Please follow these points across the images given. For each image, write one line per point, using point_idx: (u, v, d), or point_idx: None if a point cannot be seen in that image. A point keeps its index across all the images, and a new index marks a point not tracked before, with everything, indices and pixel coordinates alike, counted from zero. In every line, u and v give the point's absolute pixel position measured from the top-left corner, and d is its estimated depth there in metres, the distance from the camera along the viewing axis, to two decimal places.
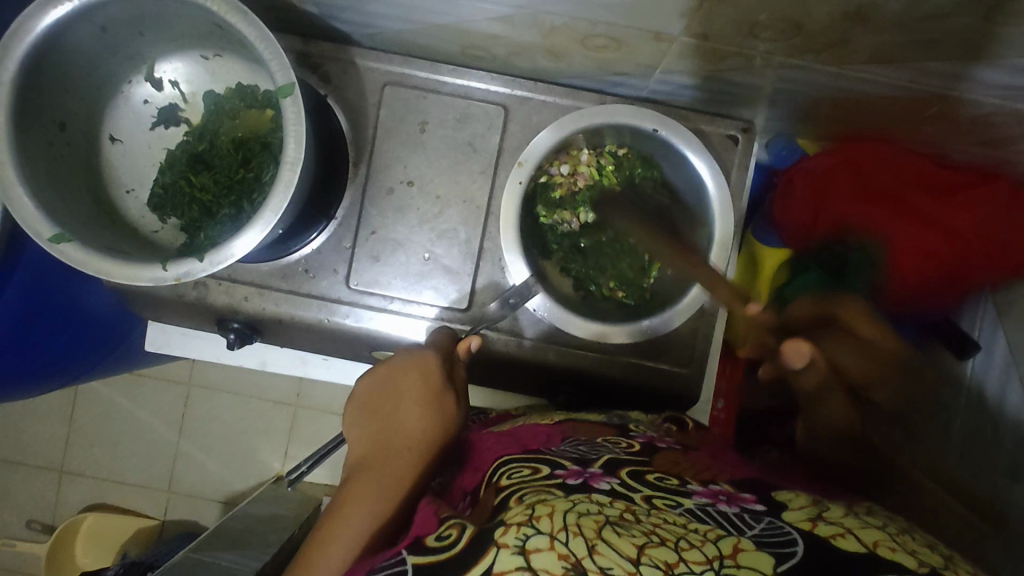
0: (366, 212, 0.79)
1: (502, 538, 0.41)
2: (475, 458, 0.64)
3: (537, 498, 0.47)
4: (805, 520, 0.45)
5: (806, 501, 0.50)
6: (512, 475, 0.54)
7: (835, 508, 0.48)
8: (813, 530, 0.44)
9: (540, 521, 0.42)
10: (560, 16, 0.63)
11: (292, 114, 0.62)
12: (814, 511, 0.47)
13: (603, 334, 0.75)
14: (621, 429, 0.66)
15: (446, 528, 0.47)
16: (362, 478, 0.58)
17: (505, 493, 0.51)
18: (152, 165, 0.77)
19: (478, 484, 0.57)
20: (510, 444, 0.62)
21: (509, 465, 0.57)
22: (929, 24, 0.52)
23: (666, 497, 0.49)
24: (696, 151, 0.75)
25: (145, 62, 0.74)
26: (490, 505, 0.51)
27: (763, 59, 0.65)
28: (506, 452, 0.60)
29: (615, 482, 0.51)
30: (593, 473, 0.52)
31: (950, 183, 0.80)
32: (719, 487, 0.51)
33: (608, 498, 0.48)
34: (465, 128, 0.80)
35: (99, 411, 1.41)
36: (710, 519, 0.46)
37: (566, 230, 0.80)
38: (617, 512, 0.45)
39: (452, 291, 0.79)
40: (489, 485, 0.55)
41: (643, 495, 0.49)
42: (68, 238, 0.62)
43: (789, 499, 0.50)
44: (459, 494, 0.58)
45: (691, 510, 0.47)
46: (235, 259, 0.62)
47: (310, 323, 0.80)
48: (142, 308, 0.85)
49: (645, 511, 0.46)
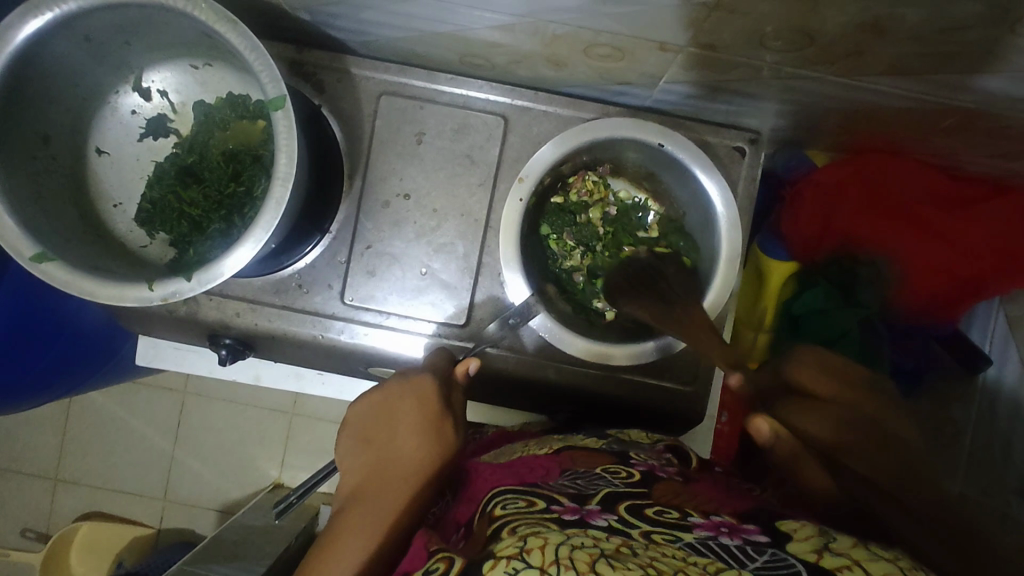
0: (362, 225, 0.77)
1: (490, 573, 0.40)
2: (470, 487, 0.59)
3: (530, 530, 0.45)
4: (811, 551, 0.43)
5: (812, 531, 0.47)
6: (506, 507, 0.52)
7: (842, 539, 0.45)
8: (820, 562, 0.41)
9: (531, 555, 0.40)
10: (562, 25, 0.60)
11: (283, 127, 0.59)
12: (818, 542, 0.45)
13: (605, 354, 0.72)
14: (621, 457, 0.64)
15: (433, 561, 0.46)
16: (356, 507, 0.56)
17: (500, 524, 0.49)
18: (141, 177, 0.74)
19: (473, 516, 0.54)
20: (507, 474, 0.59)
21: (505, 496, 0.54)
22: (948, 36, 0.49)
23: (665, 531, 0.47)
24: (702, 166, 0.72)
25: (133, 71, 0.72)
26: (483, 536, 0.49)
27: (772, 69, 0.62)
28: (501, 484, 0.57)
29: (614, 518, 0.48)
30: (590, 510, 0.50)
31: (962, 196, 0.77)
32: (721, 520, 0.49)
33: (605, 532, 0.45)
34: (463, 139, 0.77)
35: (92, 420, 1.39)
36: (709, 553, 0.43)
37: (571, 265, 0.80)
38: (612, 546, 0.43)
39: (450, 307, 0.77)
40: (483, 517, 0.52)
41: (641, 530, 0.47)
42: (50, 256, 0.60)
43: (794, 529, 0.47)
44: (451, 526, 0.54)
45: (691, 545, 0.44)
46: (225, 277, 0.60)
47: (304, 339, 0.78)
48: (133, 322, 0.83)
49: (642, 545, 0.44)
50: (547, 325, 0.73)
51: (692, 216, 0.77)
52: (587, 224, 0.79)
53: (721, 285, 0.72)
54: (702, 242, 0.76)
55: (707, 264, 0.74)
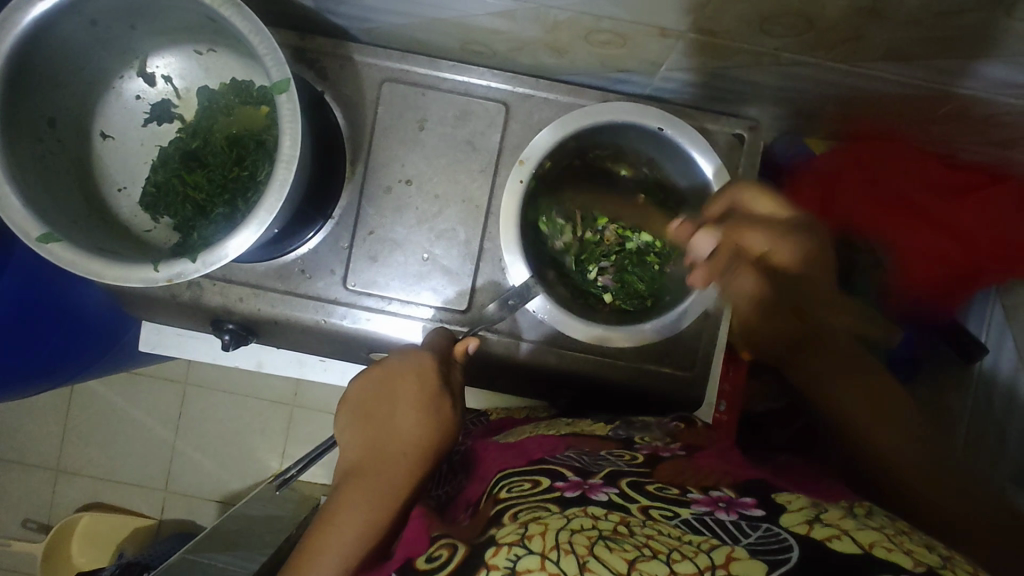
0: (364, 211, 0.78)
1: (493, 560, 0.41)
2: (481, 468, 0.64)
3: (532, 514, 0.46)
4: (801, 523, 0.44)
5: (804, 503, 0.48)
6: (511, 489, 0.53)
7: (833, 510, 0.46)
8: (809, 534, 0.42)
9: (532, 541, 0.42)
10: (563, 11, 0.61)
11: (288, 111, 0.60)
12: (810, 513, 0.45)
13: (605, 337, 0.73)
14: (625, 441, 0.65)
15: (437, 547, 0.48)
16: (354, 483, 0.57)
17: (501, 507, 0.50)
18: (146, 162, 0.75)
19: (480, 496, 0.57)
20: (515, 455, 0.61)
21: (510, 479, 0.56)
22: (945, 20, 0.50)
23: (665, 506, 0.47)
24: (702, 151, 0.73)
25: (138, 56, 0.72)
26: (486, 516, 0.51)
27: (771, 55, 0.63)
28: (508, 465, 0.59)
29: (613, 492, 0.50)
30: (593, 484, 0.51)
31: (955, 185, 0.79)
32: (719, 494, 0.49)
33: (604, 510, 0.46)
34: (465, 125, 0.78)
35: (94, 410, 1.40)
36: (706, 529, 0.44)
37: (562, 242, 0.80)
38: (611, 526, 0.44)
39: (450, 292, 0.78)
40: (488, 497, 0.55)
41: (639, 506, 0.47)
42: (57, 237, 0.60)
43: (788, 501, 0.48)
44: (461, 506, 0.58)
45: (687, 521, 0.45)
46: (229, 259, 0.61)
47: (307, 325, 0.78)
48: (136, 308, 0.84)
49: (640, 522, 0.45)
50: (548, 307, 0.74)
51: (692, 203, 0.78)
52: (582, 199, 0.80)
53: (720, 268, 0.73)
54: None
55: None
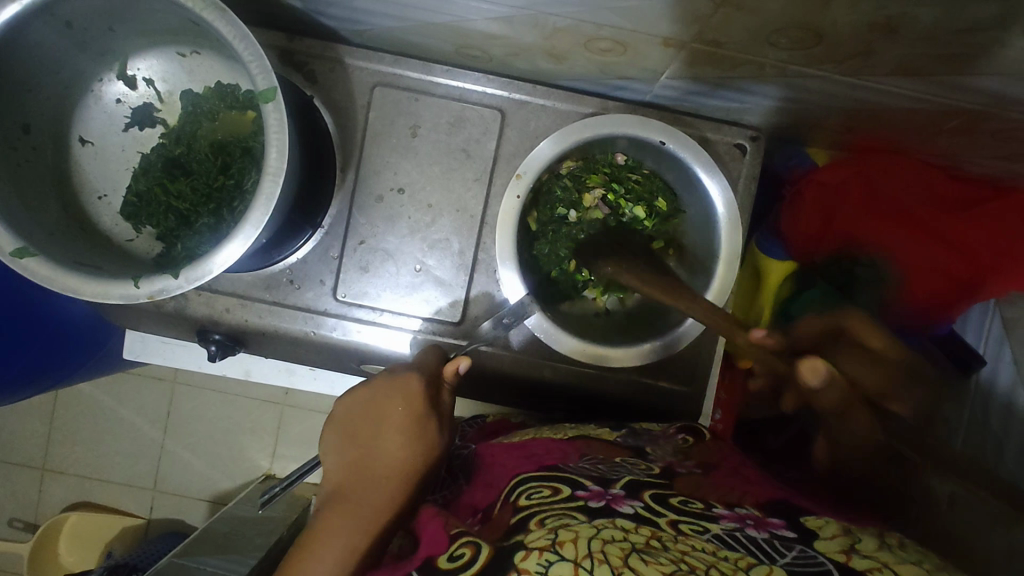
0: (355, 220, 0.75)
1: (523, 564, 0.39)
2: (484, 472, 0.62)
3: (559, 522, 0.44)
4: (839, 552, 0.42)
5: (836, 529, 0.46)
6: (530, 495, 0.51)
7: (867, 539, 0.45)
8: (850, 563, 0.41)
9: (564, 547, 0.39)
10: (564, 18, 0.58)
11: (274, 121, 0.57)
12: (847, 542, 0.44)
13: (599, 355, 0.71)
14: (637, 453, 0.62)
15: (458, 546, 0.46)
16: (337, 509, 0.55)
17: (523, 513, 0.48)
18: (127, 169, 0.72)
19: (493, 501, 0.55)
20: (525, 458, 0.60)
21: (526, 480, 0.54)
22: (962, 38, 0.48)
23: (693, 521, 0.46)
24: (705, 167, 0.71)
25: (118, 59, 0.69)
26: (507, 521, 0.48)
27: (777, 67, 0.61)
28: (521, 467, 0.58)
29: (639, 506, 0.47)
30: (615, 496, 0.49)
31: (962, 197, 0.77)
32: (745, 512, 0.48)
33: (633, 523, 0.44)
34: (459, 132, 0.76)
35: (80, 409, 1.37)
36: (739, 546, 0.42)
37: (560, 236, 0.75)
38: (643, 539, 0.42)
39: (444, 303, 0.76)
40: (506, 501, 0.52)
41: (668, 520, 0.45)
42: (32, 252, 0.58)
43: (820, 527, 0.47)
44: (468, 511, 0.56)
45: (720, 537, 0.43)
46: (214, 275, 0.58)
47: (295, 336, 0.76)
48: (120, 317, 0.81)
49: (671, 537, 0.43)
50: (543, 326, 0.71)
51: (691, 217, 0.76)
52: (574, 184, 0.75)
53: (719, 284, 0.71)
54: (700, 243, 0.75)
55: (706, 268, 0.73)
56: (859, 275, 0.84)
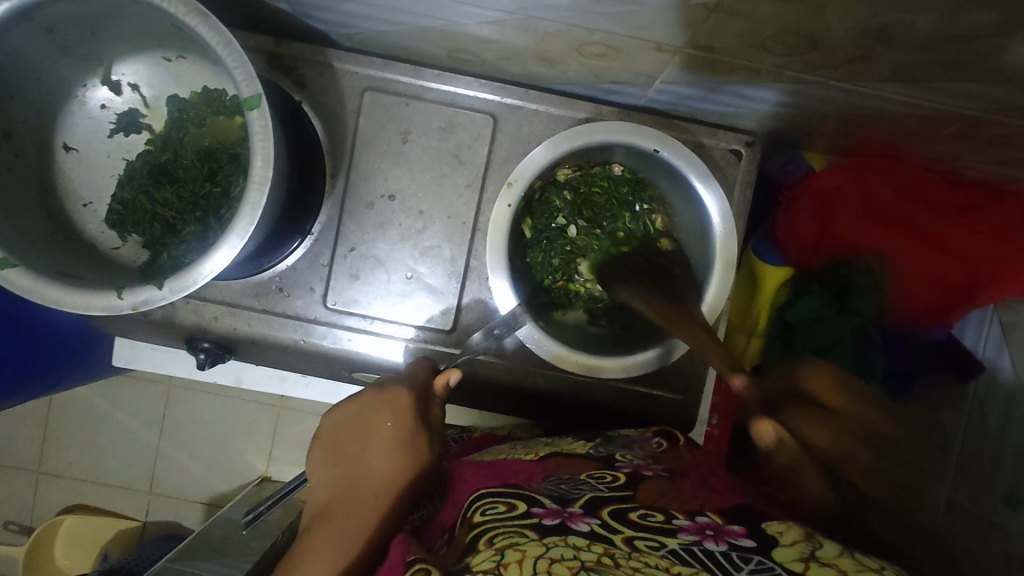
0: (345, 226, 0.74)
1: None
2: (457, 489, 0.60)
3: (508, 541, 0.43)
4: (796, 561, 0.40)
5: (796, 534, 0.44)
6: (486, 512, 0.50)
7: (828, 545, 0.43)
8: (803, 572, 0.39)
9: (508, 570, 0.39)
10: (553, 23, 0.57)
11: (259, 129, 0.56)
12: (805, 549, 0.42)
13: (594, 367, 0.70)
14: (605, 461, 0.61)
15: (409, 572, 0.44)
16: (322, 526, 0.54)
17: (477, 534, 0.47)
18: (112, 176, 0.71)
19: (456, 521, 0.54)
20: (491, 477, 0.58)
21: (485, 500, 0.53)
22: (958, 45, 0.47)
23: (650, 536, 0.44)
24: (699, 174, 0.70)
25: (102, 63, 0.68)
26: (463, 543, 0.47)
27: (771, 72, 0.60)
28: (483, 486, 0.56)
29: (596, 522, 0.46)
30: (573, 514, 0.47)
31: (959, 203, 0.77)
32: (706, 521, 0.46)
33: (586, 541, 0.43)
34: (451, 137, 0.75)
35: (75, 411, 1.36)
36: (695, 561, 0.41)
37: (559, 245, 0.74)
38: (594, 557, 0.40)
39: (436, 310, 0.75)
40: (463, 521, 0.51)
41: (623, 537, 0.44)
42: (13, 263, 0.57)
43: (780, 532, 0.45)
44: (437, 533, 0.55)
45: (675, 552, 0.42)
46: (200, 285, 0.57)
47: (285, 344, 0.75)
48: (109, 324, 0.80)
49: (625, 554, 0.41)
50: (535, 336, 0.70)
51: (685, 220, 0.75)
52: (572, 196, 0.74)
53: (715, 293, 0.70)
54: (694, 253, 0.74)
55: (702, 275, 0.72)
56: (855, 281, 0.83)
